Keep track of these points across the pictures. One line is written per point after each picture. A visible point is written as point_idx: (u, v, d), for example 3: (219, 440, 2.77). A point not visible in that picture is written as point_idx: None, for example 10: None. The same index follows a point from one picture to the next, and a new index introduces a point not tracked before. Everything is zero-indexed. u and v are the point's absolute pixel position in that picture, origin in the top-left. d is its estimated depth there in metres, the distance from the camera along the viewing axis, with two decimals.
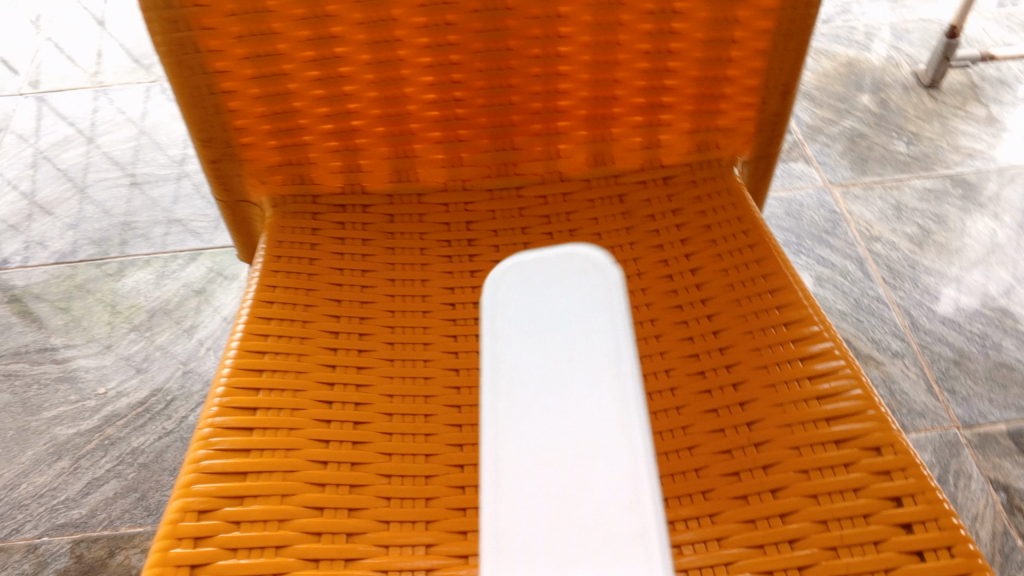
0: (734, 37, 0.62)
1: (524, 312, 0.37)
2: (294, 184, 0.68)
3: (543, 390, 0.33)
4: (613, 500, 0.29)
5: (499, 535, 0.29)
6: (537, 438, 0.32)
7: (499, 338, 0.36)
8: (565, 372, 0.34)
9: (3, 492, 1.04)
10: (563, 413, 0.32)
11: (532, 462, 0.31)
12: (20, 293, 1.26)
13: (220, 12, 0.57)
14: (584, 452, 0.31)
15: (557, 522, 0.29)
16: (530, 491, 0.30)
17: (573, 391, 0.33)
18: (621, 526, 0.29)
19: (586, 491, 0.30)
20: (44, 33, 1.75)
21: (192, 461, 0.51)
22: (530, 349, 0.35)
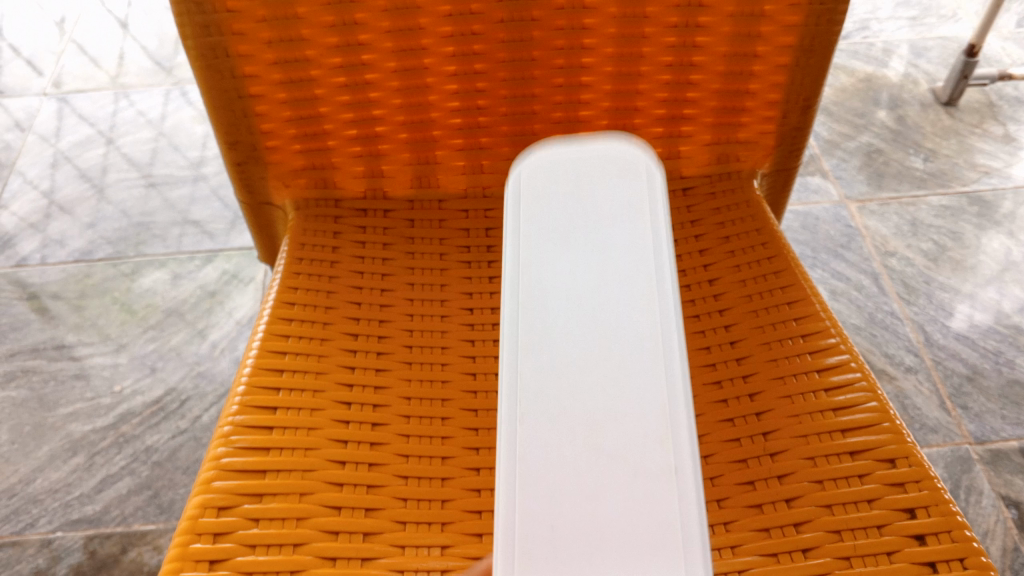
0: (757, 51, 0.62)
1: (553, 219, 0.35)
2: (317, 188, 0.69)
3: (573, 306, 0.31)
4: (647, 430, 0.28)
5: (523, 453, 0.28)
6: (564, 355, 0.30)
7: (527, 242, 0.34)
8: (597, 290, 0.32)
9: (19, 487, 1.05)
10: (594, 333, 0.30)
11: (560, 381, 0.29)
12: (39, 290, 1.27)
13: (250, 18, 0.58)
14: (615, 377, 0.29)
15: (585, 446, 0.28)
16: (558, 411, 0.29)
17: (606, 311, 0.31)
18: (653, 459, 0.27)
19: (617, 417, 0.28)
20: (68, 34, 1.77)
21: (212, 459, 0.52)
22: (558, 257, 0.33)
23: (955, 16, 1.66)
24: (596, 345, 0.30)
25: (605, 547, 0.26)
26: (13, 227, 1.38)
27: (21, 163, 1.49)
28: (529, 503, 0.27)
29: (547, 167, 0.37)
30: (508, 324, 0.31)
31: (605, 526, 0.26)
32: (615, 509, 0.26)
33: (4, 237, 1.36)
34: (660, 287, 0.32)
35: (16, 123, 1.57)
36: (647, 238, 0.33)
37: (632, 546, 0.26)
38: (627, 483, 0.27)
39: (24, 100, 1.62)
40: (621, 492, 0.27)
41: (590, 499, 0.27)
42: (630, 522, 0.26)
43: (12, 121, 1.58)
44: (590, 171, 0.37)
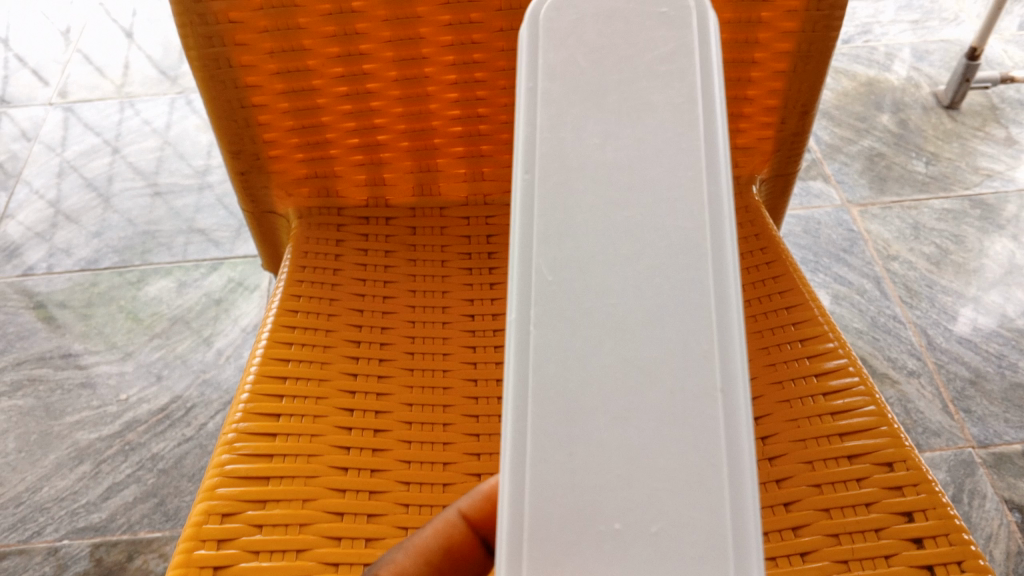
0: (755, 57, 0.63)
1: (581, 76, 0.32)
2: (320, 197, 0.69)
3: (603, 193, 0.29)
4: (683, 341, 0.27)
5: (540, 364, 0.27)
6: (593, 252, 0.28)
7: (550, 109, 0.31)
8: (630, 176, 0.30)
9: (26, 495, 1.05)
10: (624, 227, 0.29)
11: (585, 280, 0.28)
12: (46, 299, 1.28)
13: (253, 28, 0.58)
14: (648, 279, 0.28)
15: (614, 361, 0.27)
16: (584, 317, 0.27)
17: (638, 202, 0.29)
18: (690, 375, 0.26)
19: (650, 327, 0.27)
20: (73, 44, 1.78)
21: (216, 465, 0.52)
22: (586, 128, 0.31)
23: (957, 19, 1.66)
24: (627, 241, 0.28)
25: (637, 465, 0.25)
26: (20, 236, 1.39)
27: (27, 173, 1.51)
28: (549, 419, 0.26)
29: (572, 7, 0.34)
30: (524, 211, 0.29)
31: (637, 443, 0.25)
32: (649, 426, 0.26)
33: (10, 247, 1.37)
34: (706, 167, 0.29)
35: (23, 133, 1.59)
36: (687, 111, 0.31)
37: (664, 474, 0.25)
38: (661, 401, 0.26)
39: (30, 110, 1.63)
40: (654, 409, 0.26)
41: (619, 416, 0.26)
42: (664, 441, 0.25)
43: (18, 131, 1.59)
44: (624, 15, 0.33)
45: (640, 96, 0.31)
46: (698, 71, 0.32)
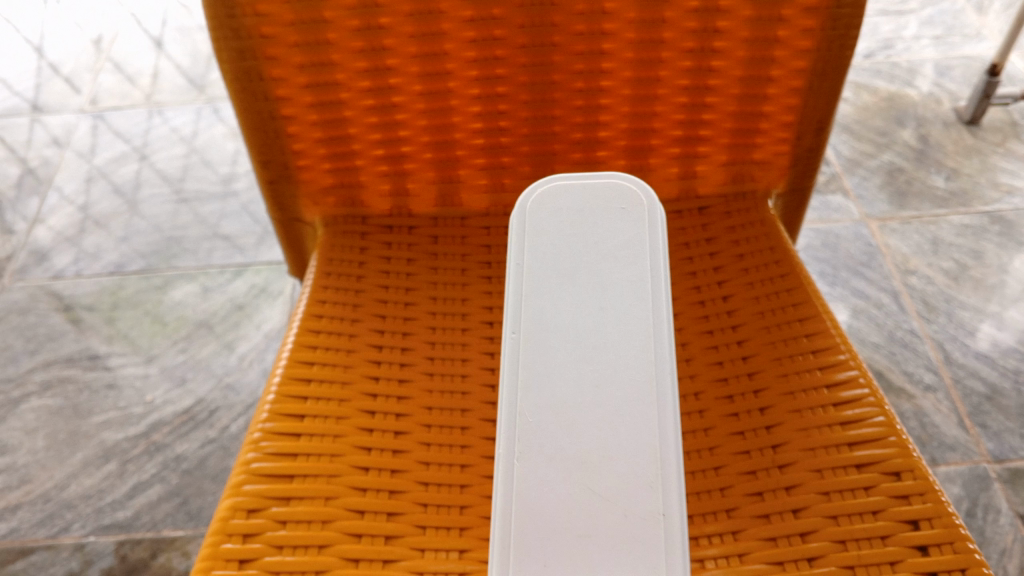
0: (771, 75, 0.64)
1: (556, 258, 0.38)
2: (345, 206, 0.72)
3: (572, 352, 0.35)
4: (636, 473, 0.31)
5: (521, 492, 0.31)
6: (563, 398, 0.33)
7: (532, 287, 0.37)
8: (596, 337, 0.35)
9: (53, 492, 1.08)
10: (590, 376, 0.34)
11: (555, 423, 0.32)
12: (74, 302, 1.31)
13: (283, 43, 0.61)
14: (608, 422, 0.32)
15: (580, 487, 0.31)
16: (556, 452, 0.32)
17: (602, 356, 0.34)
18: (640, 498, 0.30)
19: (610, 461, 0.31)
20: (105, 53, 1.83)
21: (242, 463, 0.54)
22: (561, 299, 0.36)
23: (979, 35, 1.67)
24: (592, 390, 0.33)
25: None
26: (50, 241, 1.42)
27: (58, 178, 1.54)
28: (527, 537, 0.30)
29: (550, 204, 0.41)
30: (510, 365, 0.34)
31: (597, 558, 0.29)
32: (606, 548, 0.30)
33: (40, 251, 1.40)
34: (654, 332, 0.35)
35: (54, 139, 1.62)
36: (643, 287, 0.37)
37: None
38: (617, 522, 0.30)
39: (62, 117, 1.67)
40: (610, 533, 0.30)
41: (583, 537, 0.30)
42: (617, 561, 0.29)
43: (50, 137, 1.63)
44: (593, 214, 0.40)
45: (609, 274, 0.37)
46: (651, 259, 0.38)
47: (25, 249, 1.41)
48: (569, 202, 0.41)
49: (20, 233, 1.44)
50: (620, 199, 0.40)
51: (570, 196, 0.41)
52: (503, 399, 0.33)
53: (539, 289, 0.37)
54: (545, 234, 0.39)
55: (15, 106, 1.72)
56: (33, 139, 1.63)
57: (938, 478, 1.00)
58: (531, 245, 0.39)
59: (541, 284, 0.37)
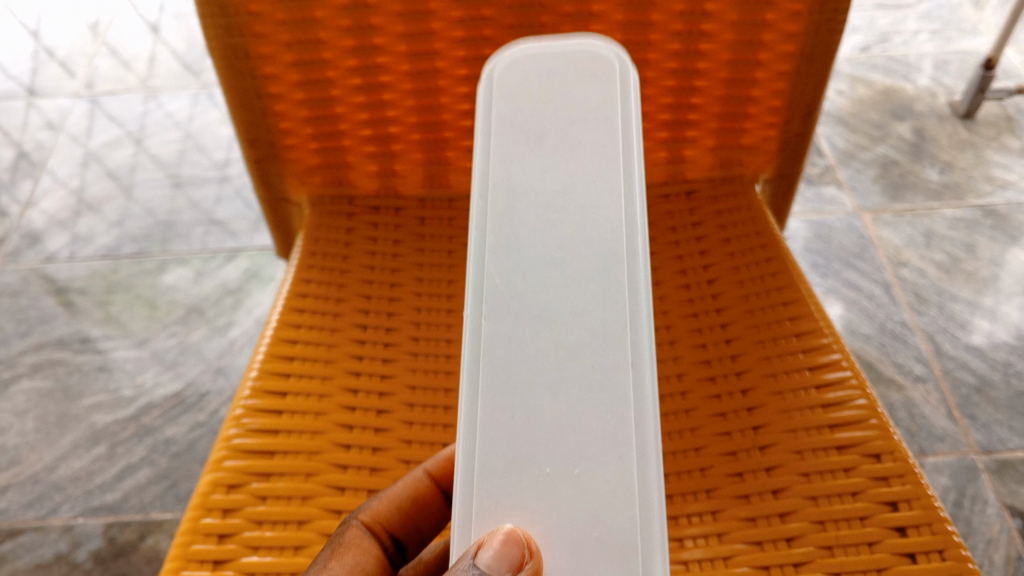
0: (759, 59, 0.64)
1: (524, 120, 0.38)
2: (333, 186, 0.71)
3: (540, 211, 0.35)
4: (605, 329, 0.33)
5: (491, 350, 0.33)
6: (530, 259, 0.34)
7: (498, 148, 0.37)
8: (566, 196, 0.36)
9: (43, 474, 1.08)
10: (558, 234, 0.35)
11: (523, 283, 0.34)
12: (66, 285, 1.31)
13: (270, 20, 0.60)
14: (577, 280, 0.34)
15: (548, 344, 0.33)
16: (525, 311, 0.33)
17: (572, 215, 0.35)
18: (609, 353, 0.32)
19: (578, 319, 0.33)
20: (102, 37, 1.82)
21: (224, 440, 0.55)
22: (530, 160, 0.37)
23: (976, 30, 1.66)
24: (561, 246, 0.34)
25: (562, 430, 0.31)
26: (43, 224, 1.42)
27: (52, 162, 1.54)
28: (495, 393, 0.32)
29: (521, 66, 0.40)
30: (478, 229, 0.35)
31: (565, 412, 0.31)
32: (573, 396, 0.32)
33: (33, 234, 1.40)
34: (625, 191, 0.35)
35: (49, 123, 1.62)
36: (614, 142, 0.36)
37: (585, 434, 0.31)
38: (585, 377, 0.32)
39: (57, 101, 1.67)
40: (578, 385, 0.32)
41: (550, 392, 0.32)
42: (585, 410, 0.31)
43: (45, 120, 1.63)
44: (562, 73, 0.39)
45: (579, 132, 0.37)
46: (622, 116, 0.37)
47: (18, 231, 1.40)
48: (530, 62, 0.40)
49: (13, 216, 1.43)
50: (590, 58, 0.40)
51: (539, 56, 0.40)
52: (472, 265, 0.35)
53: (507, 152, 0.37)
54: (513, 96, 0.39)
55: (10, 89, 1.71)
56: (28, 122, 1.63)
57: (926, 468, 1.01)
58: (499, 107, 0.39)
59: (510, 144, 0.37)
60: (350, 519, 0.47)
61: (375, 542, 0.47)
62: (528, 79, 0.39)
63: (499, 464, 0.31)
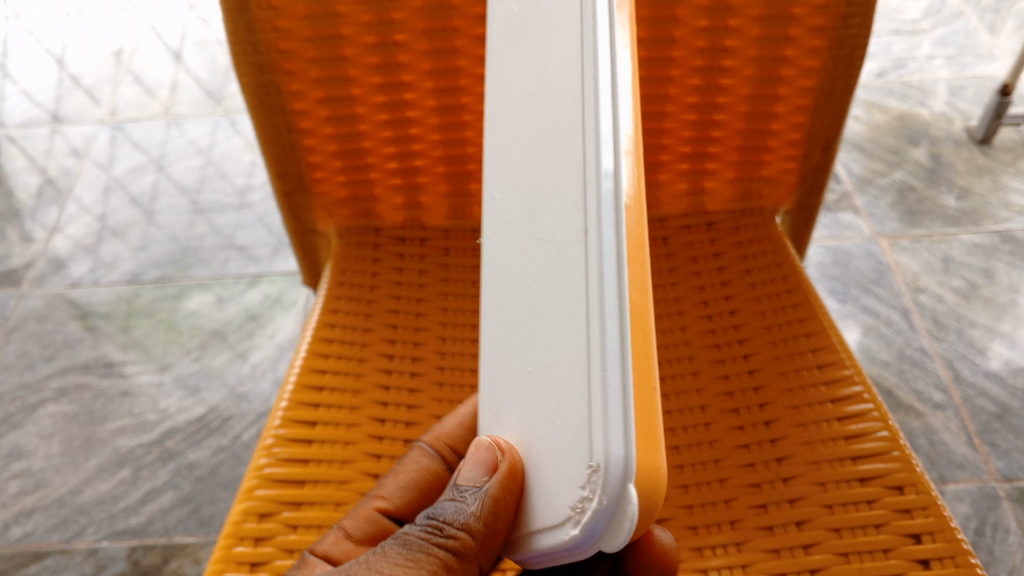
0: (778, 93, 0.65)
1: (518, 37, 0.41)
2: (359, 218, 0.73)
3: (533, 129, 0.37)
4: (566, 199, 0.33)
5: (493, 264, 0.37)
6: (519, 163, 0.37)
7: (499, 72, 0.41)
8: (543, 89, 0.37)
9: (68, 497, 1.09)
10: (536, 128, 0.37)
11: (513, 189, 0.37)
12: (92, 310, 1.33)
13: (301, 58, 0.62)
14: (547, 163, 0.35)
15: (529, 237, 0.35)
16: (514, 214, 0.36)
17: (545, 103, 0.37)
18: (569, 222, 0.32)
19: (546, 203, 0.34)
20: (126, 65, 1.86)
21: (255, 469, 0.56)
22: (518, 74, 0.40)
23: (991, 55, 1.67)
24: (538, 157, 0.36)
25: (541, 317, 0.33)
26: (68, 250, 1.44)
27: (77, 189, 1.56)
28: (497, 305, 0.36)
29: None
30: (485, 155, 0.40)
31: (542, 298, 0.33)
32: (545, 282, 0.33)
33: (59, 259, 1.42)
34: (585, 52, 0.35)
35: (74, 150, 1.65)
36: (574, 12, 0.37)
37: (553, 315, 0.32)
38: (552, 257, 0.33)
39: (83, 129, 1.70)
40: (547, 270, 0.33)
41: (532, 287, 0.34)
42: (553, 290, 0.32)
43: (70, 147, 1.66)
44: None
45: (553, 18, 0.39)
46: None
47: (44, 257, 1.43)
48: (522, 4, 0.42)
49: (39, 242, 1.46)
50: None
51: None
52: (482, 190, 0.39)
53: (508, 72, 0.41)
54: (509, 16, 0.43)
55: (35, 117, 1.74)
56: (53, 149, 1.65)
57: (947, 496, 1.00)
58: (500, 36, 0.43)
59: (509, 66, 0.41)
60: (418, 443, 0.50)
61: (440, 465, 0.50)
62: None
63: (504, 369, 0.35)
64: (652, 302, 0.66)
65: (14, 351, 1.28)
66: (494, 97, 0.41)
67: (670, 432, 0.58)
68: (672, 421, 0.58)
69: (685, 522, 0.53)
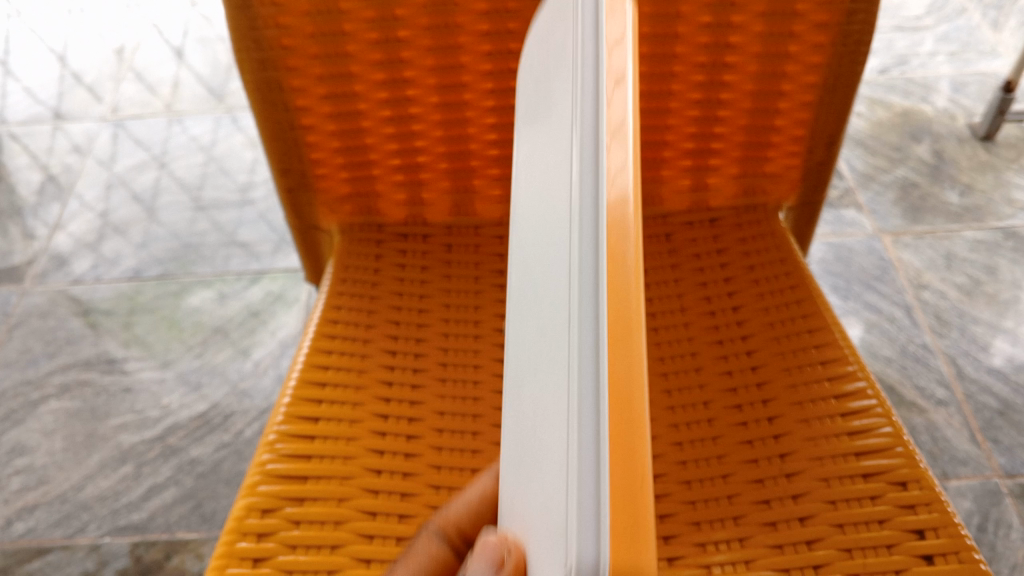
0: (782, 90, 0.65)
1: (542, 117, 0.38)
2: (362, 214, 0.73)
3: (549, 163, 0.32)
4: (556, 253, 0.27)
5: (524, 354, 0.32)
6: (537, 239, 0.33)
7: (533, 157, 0.38)
8: (549, 152, 0.33)
9: (70, 493, 1.09)
10: (545, 193, 0.32)
11: (533, 266, 0.33)
12: (93, 307, 1.33)
13: (304, 55, 0.62)
14: (548, 224, 0.30)
15: (536, 312, 0.30)
16: (533, 289, 0.32)
17: (550, 164, 0.32)
18: (557, 278, 0.27)
19: (546, 267, 0.29)
20: (127, 62, 1.86)
21: (257, 464, 0.56)
22: (540, 150, 0.36)
23: (994, 52, 1.67)
24: (546, 221, 0.31)
25: (541, 395, 0.27)
26: (70, 247, 1.44)
27: (79, 186, 1.56)
28: (523, 396, 0.31)
29: (541, 74, 0.41)
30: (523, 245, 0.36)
31: (541, 372, 0.27)
32: (542, 355, 0.28)
33: (60, 256, 1.42)
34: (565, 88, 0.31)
35: (76, 147, 1.65)
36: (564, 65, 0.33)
37: (545, 388, 0.26)
38: (546, 324, 0.27)
39: (84, 125, 1.70)
40: (544, 339, 0.27)
41: (537, 366, 0.28)
42: (546, 361, 0.27)
43: (72, 144, 1.66)
44: (554, 45, 0.39)
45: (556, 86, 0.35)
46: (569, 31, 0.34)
47: (45, 254, 1.43)
48: (545, 85, 0.40)
49: (41, 239, 1.46)
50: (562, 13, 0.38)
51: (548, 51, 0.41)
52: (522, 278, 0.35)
53: (534, 157, 0.38)
54: (538, 108, 0.40)
55: (37, 114, 1.74)
56: (55, 146, 1.65)
57: (949, 492, 1.00)
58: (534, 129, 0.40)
59: (535, 153, 0.38)
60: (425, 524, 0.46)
61: (449, 552, 0.44)
62: (545, 78, 0.40)
63: (522, 468, 0.29)
64: (655, 298, 0.66)
65: (16, 348, 1.28)
66: (532, 186, 0.38)
67: (673, 428, 0.58)
68: (675, 416, 0.58)
69: (688, 517, 0.53)
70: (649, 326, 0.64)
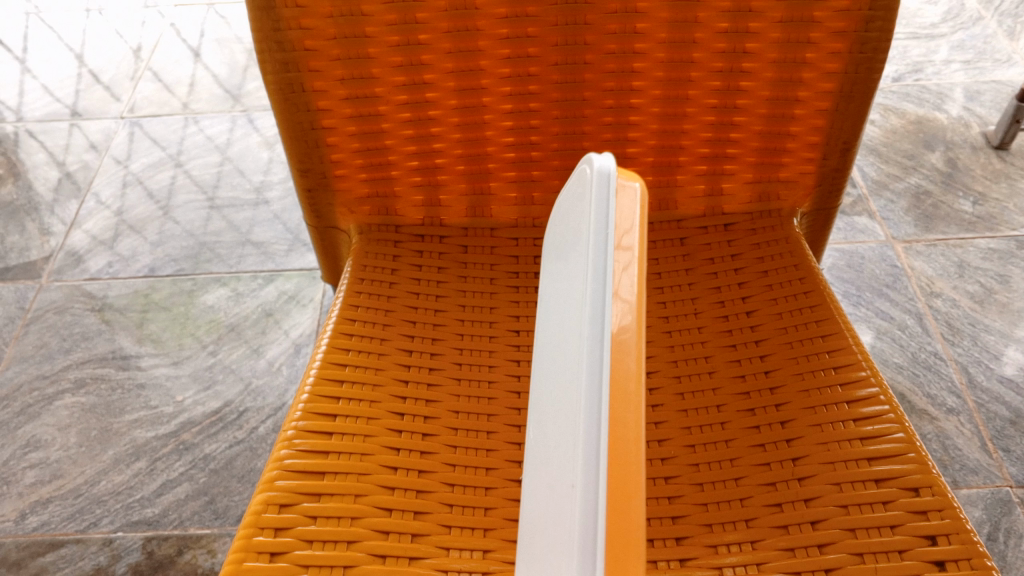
0: (798, 96, 0.65)
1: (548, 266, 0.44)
2: (380, 215, 0.73)
3: (552, 300, 0.38)
4: (560, 364, 0.32)
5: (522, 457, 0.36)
6: (541, 362, 0.38)
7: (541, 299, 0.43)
8: (552, 290, 0.38)
9: (84, 487, 1.10)
10: (548, 324, 0.37)
11: (536, 385, 0.37)
12: (109, 303, 1.34)
13: (326, 56, 0.63)
14: (552, 346, 0.35)
15: (539, 417, 0.34)
16: (536, 401, 0.36)
17: (554, 298, 0.38)
18: (559, 381, 0.32)
19: (549, 377, 0.34)
20: (145, 61, 1.88)
21: (276, 459, 0.56)
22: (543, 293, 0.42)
23: (1010, 60, 1.66)
24: (549, 341, 0.36)
25: (536, 483, 0.31)
26: (86, 244, 1.45)
27: (96, 183, 1.58)
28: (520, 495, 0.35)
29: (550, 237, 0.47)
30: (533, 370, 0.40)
31: (538, 465, 0.32)
32: (541, 451, 0.32)
33: (77, 253, 1.43)
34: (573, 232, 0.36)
35: (93, 145, 1.66)
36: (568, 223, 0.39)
37: (542, 477, 0.31)
38: (548, 423, 0.32)
39: (102, 124, 1.72)
40: (544, 437, 0.32)
41: (535, 461, 0.33)
42: (544, 453, 0.31)
43: (89, 142, 1.67)
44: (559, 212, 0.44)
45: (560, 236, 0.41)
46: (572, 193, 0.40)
47: (62, 250, 1.44)
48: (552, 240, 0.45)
49: (57, 235, 1.47)
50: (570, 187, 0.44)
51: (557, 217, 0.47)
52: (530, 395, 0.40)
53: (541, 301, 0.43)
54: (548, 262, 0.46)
55: (55, 111, 1.76)
56: (72, 144, 1.67)
57: (960, 500, 1.00)
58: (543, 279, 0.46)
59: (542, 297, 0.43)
60: None
61: None
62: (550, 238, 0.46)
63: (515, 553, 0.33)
64: (669, 301, 0.67)
65: (32, 343, 1.29)
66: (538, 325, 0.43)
67: (686, 430, 0.58)
68: (688, 419, 0.59)
69: (700, 519, 0.54)
70: (663, 329, 0.65)
